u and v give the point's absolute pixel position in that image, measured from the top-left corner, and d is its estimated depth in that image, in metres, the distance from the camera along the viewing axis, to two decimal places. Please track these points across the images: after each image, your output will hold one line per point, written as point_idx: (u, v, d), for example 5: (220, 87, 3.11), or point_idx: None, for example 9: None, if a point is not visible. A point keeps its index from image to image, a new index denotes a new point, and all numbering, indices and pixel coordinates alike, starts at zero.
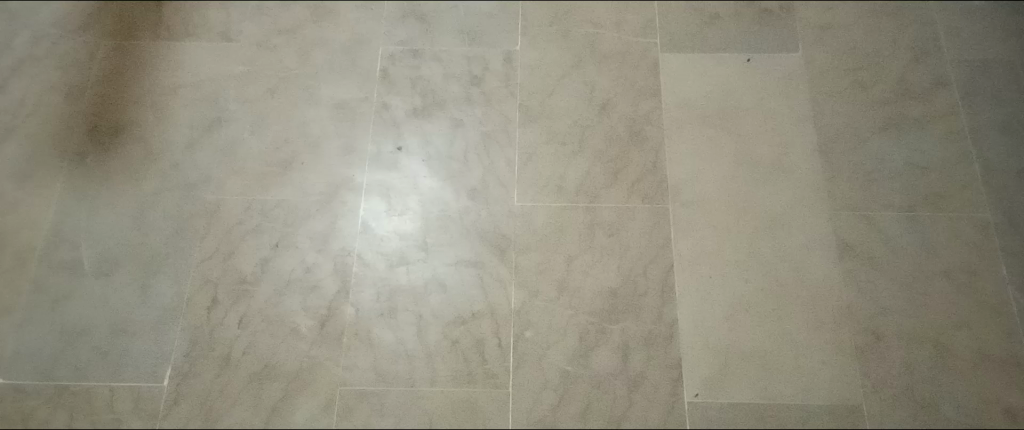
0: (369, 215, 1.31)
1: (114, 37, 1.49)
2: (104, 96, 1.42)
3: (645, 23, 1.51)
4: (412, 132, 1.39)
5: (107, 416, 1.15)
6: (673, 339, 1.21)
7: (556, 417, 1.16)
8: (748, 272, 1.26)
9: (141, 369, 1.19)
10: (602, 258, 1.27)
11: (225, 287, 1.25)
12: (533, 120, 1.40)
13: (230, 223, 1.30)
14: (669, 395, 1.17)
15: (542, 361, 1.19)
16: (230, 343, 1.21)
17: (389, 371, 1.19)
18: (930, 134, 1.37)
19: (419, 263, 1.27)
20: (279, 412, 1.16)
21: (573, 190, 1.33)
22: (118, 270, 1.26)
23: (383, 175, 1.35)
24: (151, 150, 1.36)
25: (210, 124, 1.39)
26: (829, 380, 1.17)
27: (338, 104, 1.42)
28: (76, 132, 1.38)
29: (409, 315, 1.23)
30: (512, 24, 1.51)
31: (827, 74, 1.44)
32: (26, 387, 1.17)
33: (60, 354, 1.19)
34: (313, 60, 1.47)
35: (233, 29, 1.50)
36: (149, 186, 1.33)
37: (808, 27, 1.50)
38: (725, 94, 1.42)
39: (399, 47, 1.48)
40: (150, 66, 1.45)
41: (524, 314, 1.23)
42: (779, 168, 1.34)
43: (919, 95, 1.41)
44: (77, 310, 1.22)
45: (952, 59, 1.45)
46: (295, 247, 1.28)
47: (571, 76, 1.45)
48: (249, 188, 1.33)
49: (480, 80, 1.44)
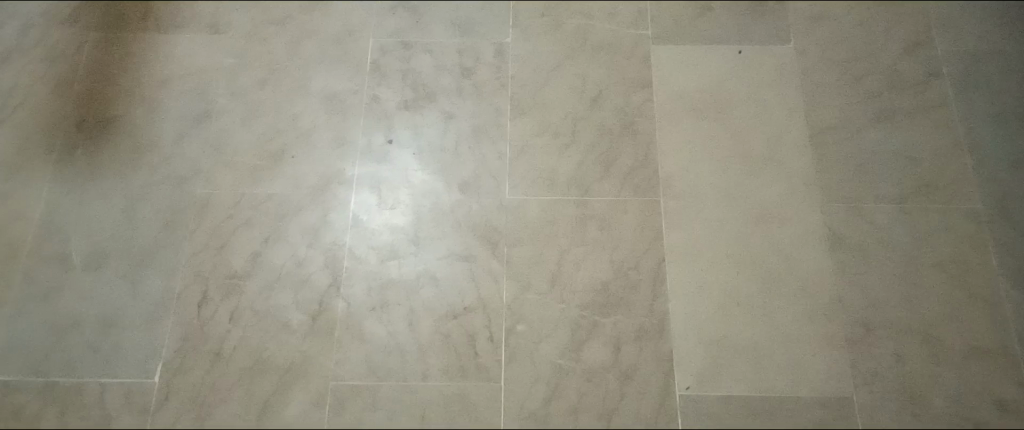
0: (360, 209, 1.30)
1: (102, 28, 1.48)
2: (91, 89, 1.41)
3: (637, 14, 1.50)
4: (403, 124, 1.38)
5: (98, 410, 1.15)
6: (665, 332, 1.21)
7: (548, 410, 1.16)
8: (741, 265, 1.25)
9: (132, 365, 1.19)
10: (594, 251, 1.27)
11: (216, 282, 1.25)
12: (525, 112, 1.39)
13: (221, 217, 1.30)
14: (661, 388, 1.17)
15: (533, 355, 1.19)
16: (221, 338, 1.21)
17: (381, 365, 1.19)
18: (926, 124, 1.36)
19: (411, 257, 1.27)
20: (271, 405, 1.16)
21: (565, 182, 1.32)
22: (108, 264, 1.26)
23: (374, 168, 1.34)
24: (140, 144, 1.36)
25: (200, 117, 1.38)
26: (820, 372, 1.17)
27: (329, 96, 1.40)
28: (64, 125, 1.37)
29: (400, 309, 1.23)
30: (503, 15, 1.49)
31: (821, 65, 1.43)
32: (18, 381, 1.17)
33: (52, 349, 1.20)
34: (302, 52, 1.45)
35: (221, 21, 1.49)
36: (139, 180, 1.32)
37: (801, 17, 1.48)
38: (719, 85, 1.41)
39: (390, 39, 1.47)
40: (138, 58, 1.44)
41: (516, 308, 1.23)
42: (772, 159, 1.34)
43: (914, 85, 1.40)
44: (68, 305, 1.23)
45: (948, 48, 1.44)
46: (286, 241, 1.28)
47: (563, 67, 1.43)
48: (240, 181, 1.33)
49: (471, 72, 1.43)
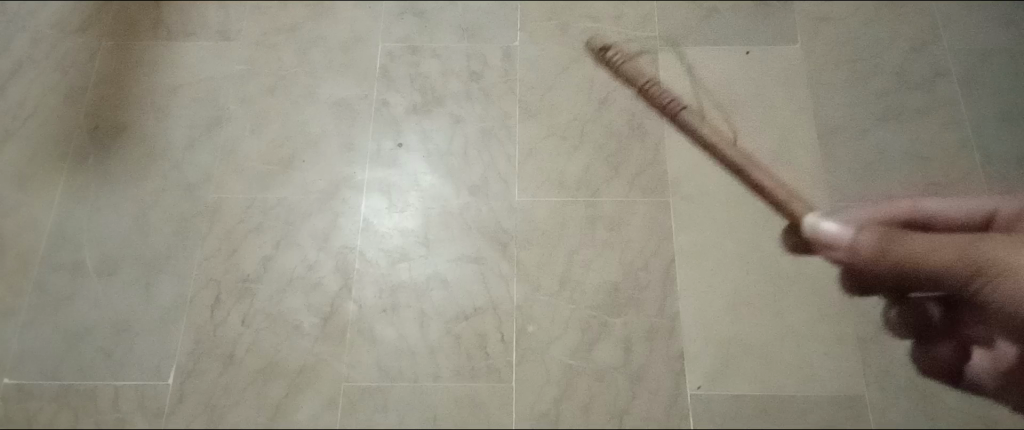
0: (370, 212, 1.31)
1: (111, 37, 1.49)
2: (104, 97, 1.42)
3: (643, 17, 1.50)
4: (411, 129, 1.39)
5: (112, 414, 1.16)
6: (674, 331, 1.21)
7: (559, 411, 1.16)
8: (751, 264, 1.26)
9: (144, 369, 1.20)
10: (604, 251, 1.27)
11: (228, 285, 1.26)
12: (532, 116, 1.39)
13: (232, 222, 1.31)
14: (672, 388, 1.17)
15: (543, 355, 1.20)
16: (233, 341, 1.22)
17: (392, 367, 1.19)
18: (932, 123, 1.36)
19: (420, 260, 1.27)
20: (283, 408, 1.17)
21: (573, 184, 1.33)
22: (122, 269, 1.27)
23: (383, 172, 1.35)
24: (152, 150, 1.37)
25: (211, 123, 1.40)
26: (830, 371, 1.18)
27: (338, 102, 1.42)
28: (76, 133, 1.39)
29: (411, 311, 1.23)
30: (510, 19, 1.50)
31: (827, 66, 1.43)
32: (31, 387, 1.18)
33: (65, 354, 1.21)
34: (311, 58, 1.46)
35: (231, 28, 1.50)
36: (151, 186, 1.34)
37: (807, 18, 1.49)
38: (725, 87, 1.42)
39: (398, 45, 1.48)
40: (149, 65, 1.46)
41: (526, 309, 1.23)
42: (779, 159, 1.34)
43: (919, 85, 1.40)
44: (80, 310, 1.24)
45: (954, 47, 1.44)
46: (296, 245, 1.29)
47: (570, 70, 1.44)
48: (250, 187, 1.34)
49: (479, 76, 1.43)
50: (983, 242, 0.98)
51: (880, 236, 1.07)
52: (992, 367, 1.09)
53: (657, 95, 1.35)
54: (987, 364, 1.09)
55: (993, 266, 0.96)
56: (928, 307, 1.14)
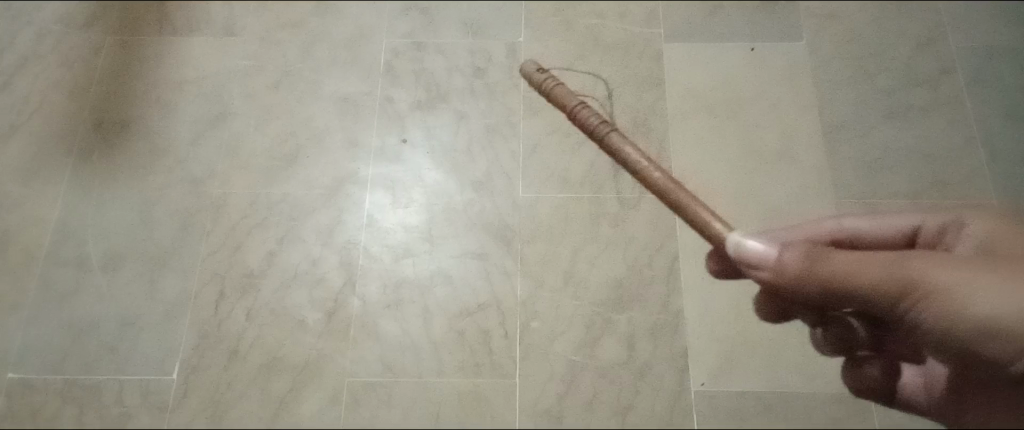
0: (374, 208, 1.31)
1: (116, 32, 1.49)
2: (109, 93, 1.43)
3: (648, 14, 1.50)
4: (416, 125, 1.39)
5: (117, 409, 1.17)
6: (678, 328, 1.21)
7: (563, 408, 1.16)
8: None
9: (149, 364, 1.20)
10: (608, 248, 1.27)
11: (232, 281, 1.26)
12: (536, 112, 1.39)
13: (237, 218, 1.31)
14: (676, 384, 1.17)
15: (547, 352, 1.20)
16: (238, 336, 1.22)
17: (397, 363, 1.20)
18: (937, 121, 1.36)
19: (424, 256, 1.27)
20: (288, 403, 1.17)
21: (578, 181, 1.33)
22: (126, 265, 1.27)
23: (387, 168, 1.35)
24: (156, 146, 1.37)
25: (215, 119, 1.40)
26: (834, 368, 1.18)
27: (342, 98, 1.42)
28: (81, 128, 1.39)
29: (415, 307, 1.23)
30: (515, 15, 1.50)
31: (833, 63, 1.43)
32: (36, 382, 1.19)
33: (70, 349, 1.21)
34: (316, 54, 1.46)
35: (236, 24, 1.50)
36: (155, 182, 1.34)
37: (812, 15, 1.48)
38: (730, 83, 1.42)
39: (402, 41, 1.47)
40: (154, 61, 1.46)
41: (530, 305, 1.23)
42: (784, 155, 1.34)
43: (925, 82, 1.40)
44: (85, 305, 1.24)
45: (961, 44, 1.44)
46: (300, 240, 1.29)
47: (574, 67, 1.44)
48: (254, 183, 1.34)
49: (483, 73, 1.43)
50: (910, 258, 0.91)
51: (804, 255, 0.99)
52: (922, 384, 1.08)
53: (586, 116, 1.20)
54: (919, 382, 1.09)
55: (926, 285, 0.90)
56: (849, 321, 1.08)
